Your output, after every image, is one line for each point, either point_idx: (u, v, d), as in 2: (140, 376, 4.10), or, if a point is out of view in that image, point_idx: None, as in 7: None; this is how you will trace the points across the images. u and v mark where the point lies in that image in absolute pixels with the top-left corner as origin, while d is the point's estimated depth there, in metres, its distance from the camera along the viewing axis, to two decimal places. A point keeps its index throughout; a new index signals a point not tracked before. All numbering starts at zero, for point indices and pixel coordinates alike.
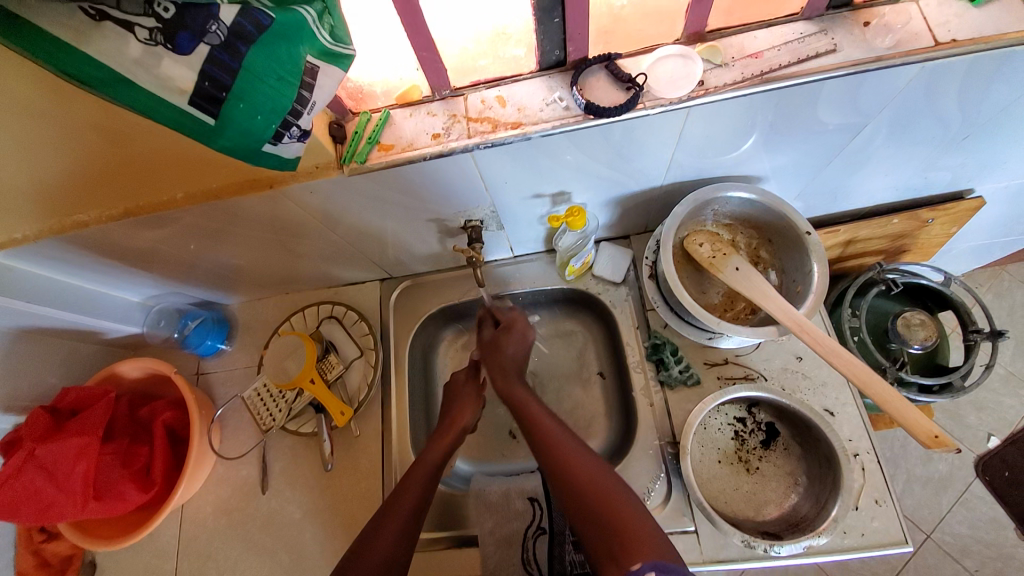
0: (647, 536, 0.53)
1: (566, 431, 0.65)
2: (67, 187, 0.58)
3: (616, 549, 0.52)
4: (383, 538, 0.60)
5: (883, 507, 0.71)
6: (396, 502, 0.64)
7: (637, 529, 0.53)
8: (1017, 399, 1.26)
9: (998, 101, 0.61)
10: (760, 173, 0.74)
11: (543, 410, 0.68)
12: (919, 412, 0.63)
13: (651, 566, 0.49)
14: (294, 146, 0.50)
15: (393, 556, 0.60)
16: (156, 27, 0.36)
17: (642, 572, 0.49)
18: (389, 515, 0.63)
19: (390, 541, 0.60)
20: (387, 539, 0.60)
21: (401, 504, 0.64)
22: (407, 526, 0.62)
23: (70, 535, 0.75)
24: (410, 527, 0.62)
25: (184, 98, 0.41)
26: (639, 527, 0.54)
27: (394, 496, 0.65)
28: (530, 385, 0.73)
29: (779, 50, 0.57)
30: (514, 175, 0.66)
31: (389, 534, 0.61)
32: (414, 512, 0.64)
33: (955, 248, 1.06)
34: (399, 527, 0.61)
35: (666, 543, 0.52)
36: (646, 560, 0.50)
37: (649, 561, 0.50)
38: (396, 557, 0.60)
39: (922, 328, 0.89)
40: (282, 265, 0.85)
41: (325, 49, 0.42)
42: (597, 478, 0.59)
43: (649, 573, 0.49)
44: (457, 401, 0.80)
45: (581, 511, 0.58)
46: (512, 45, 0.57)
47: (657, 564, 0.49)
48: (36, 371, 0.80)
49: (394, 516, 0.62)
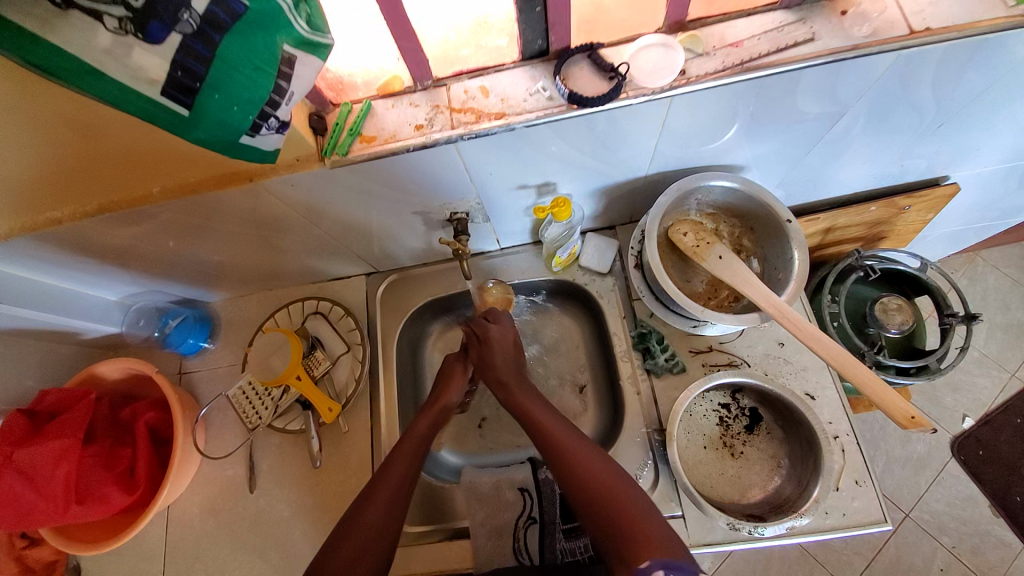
0: (660, 537, 0.56)
1: (580, 443, 0.66)
2: (37, 184, 0.56)
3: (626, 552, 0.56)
4: (374, 506, 0.62)
5: (863, 487, 0.73)
6: (386, 475, 0.66)
7: (648, 532, 0.56)
8: (991, 380, 1.30)
9: (971, 89, 0.62)
10: (741, 162, 0.74)
11: (547, 415, 0.70)
12: (897, 394, 0.65)
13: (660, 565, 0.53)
14: (273, 137, 0.50)
15: (384, 523, 0.61)
16: (126, 16, 0.35)
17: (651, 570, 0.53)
18: (382, 484, 0.64)
19: (382, 509, 0.62)
20: (378, 506, 0.62)
21: (394, 472, 0.66)
22: (398, 494, 0.64)
23: (53, 540, 0.73)
24: (403, 489, 0.65)
25: (156, 88, 0.39)
26: (651, 528, 0.57)
27: (388, 465, 0.67)
28: (528, 386, 0.75)
29: (759, 39, 0.57)
30: (499, 166, 0.66)
31: (380, 501, 0.63)
32: (406, 482, 0.65)
33: (931, 234, 1.09)
34: (388, 495, 0.63)
35: (677, 544, 0.56)
36: (656, 559, 0.54)
37: (656, 559, 0.54)
38: (388, 522, 0.62)
39: (899, 312, 0.92)
40: (264, 261, 0.84)
41: (302, 38, 0.41)
42: (609, 489, 0.61)
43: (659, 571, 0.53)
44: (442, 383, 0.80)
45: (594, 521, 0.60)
46: (494, 35, 0.56)
47: (666, 562, 0.53)
48: (11, 373, 0.78)
49: (384, 486, 0.64)
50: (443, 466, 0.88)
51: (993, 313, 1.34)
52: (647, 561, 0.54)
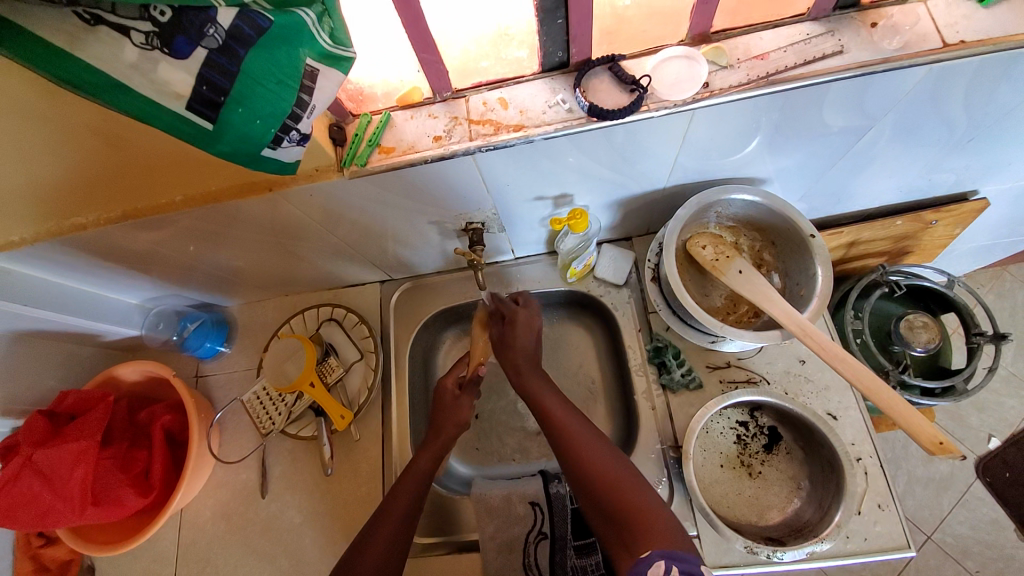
0: (673, 534, 0.53)
1: (597, 440, 0.64)
2: (63, 190, 0.57)
3: (633, 546, 0.53)
4: (377, 540, 0.62)
5: (886, 511, 0.71)
6: (388, 510, 0.65)
7: (656, 527, 0.54)
8: (1018, 400, 1.25)
9: (1004, 103, 0.60)
10: (763, 175, 0.73)
11: (561, 409, 0.67)
12: (923, 418, 0.63)
13: (661, 555, 0.50)
14: (294, 150, 0.49)
15: (388, 557, 0.61)
16: (153, 31, 0.35)
17: (652, 560, 0.50)
18: (384, 519, 0.64)
19: (386, 540, 0.62)
20: (382, 539, 0.62)
21: (395, 508, 0.65)
22: (399, 530, 0.63)
23: (67, 538, 0.74)
24: (405, 527, 0.64)
25: (181, 103, 0.39)
26: (662, 524, 0.54)
27: (391, 497, 0.67)
28: (542, 374, 0.73)
29: (785, 51, 0.56)
30: (516, 177, 0.65)
31: (382, 538, 0.62)
32: (409, 513, 0.65)
33: (957, 249, 1.06)
34: (391, 533, 0.62)
35: (686, 541, 0.52)
36: (658, 550, 0.51)
37: (659, 549, 0.51)
38: (391, 557, 0.61)
39: (925, 330, 0.89)
40: (282, 267, 0.84)
41: (324, 52, 0.41)
42: (623, 487, 0.59)
43: (659, 560, 0.50)
44: (445, 409, 0.77)
45: (607, 524, 0.58)
46: (515, 46, 0.56)
47: (667, 553, 0.50)
48: (33, 374, 0.79)
49: (387, 522, 0.63)
50: (453, 476, 0.87)
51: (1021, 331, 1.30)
52: (649, 551, 0.51)
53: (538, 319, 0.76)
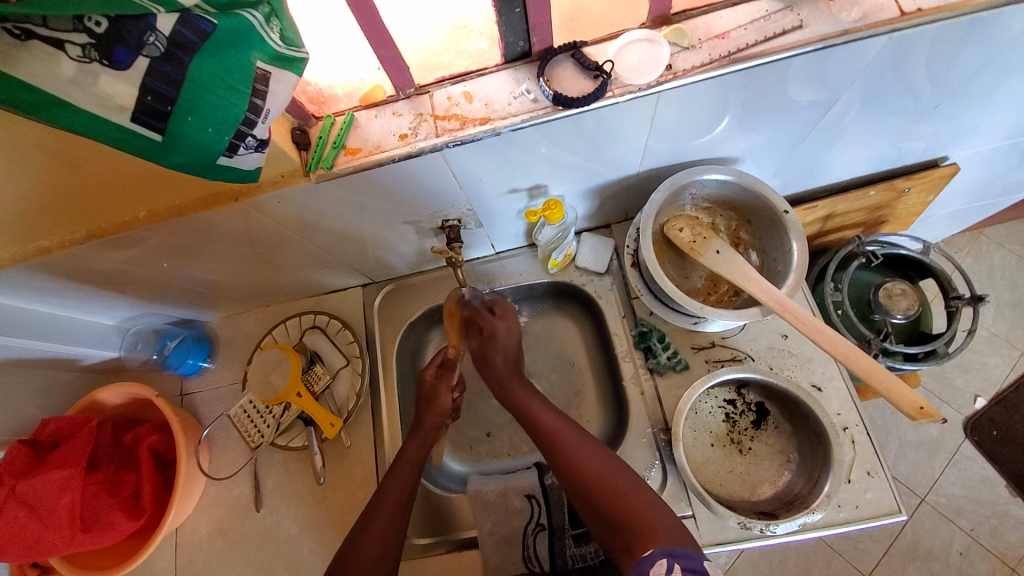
0: (670, 529, 0.55)
1: (584, 439, 0.65)
2: (22, 215, 0.55)
3: (632, 543, 0.54)
4: (371, 534, 0.61)
5: (875, 478, 0.72)
6: (379, 504, 0.64)
7: (655, 523, 0.55)
8: (1001, 358, 1.28)
9: (967, 68, 0.61)
10: (735, 154, 0.73)
11: (544, 407, 0.69)
12: (905, 385, 0.64)
13: (663, 553, 0.52)
14: (252, 157, 0.48)
15: (383, 553, 0.61)
16: (89, 43, 0.34)
17: (654, 559, 0.51)
18: (378, 512, 0.63)
19: (381, 534, 0.62)
20: (375, 533, 0.61)
21: (386, 503, 0.64)
22: (393, 522, 0.63)
23: (62, 569, 0.73)
24: (397, 519, 0.63)
25: (126, 115, 0.38)
26: (658, 520, 0.56)
27: (382, 489, 0.66)
28: (526, 383, 0.73)
29: (746, 29, 0.56)
30: (488, 171, 0.65)
31: (377, 530, 0.62)
32: (401, 505, 0.65)
33: (932, 215, 1.07)
34: (385, 526, 0.62)
35: (684, 536, 0.54)
36: (659, 548, 0.52)
37: (660, 547, 0.52)
38: (387, 547, 0.61)
39: (903, 297, 0.90)
40: (259, 278, 0.83)
41: (275, 54, 0.41)
42: (614, 484, 0.60)
43: (661, 559, 0.51)
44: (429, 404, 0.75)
45: (602, 523, 0.59)
46: (475, 39, 0.55)
47: (670, 550, 0.52)
48: (14, 404, 0.78)
49: (380, 513, 0.63)
50: (448, 475, 0.86)
51: (1000, 291, 1.32)
52: (650, 549, 0.53)
53: (515, 328, 0.76)
